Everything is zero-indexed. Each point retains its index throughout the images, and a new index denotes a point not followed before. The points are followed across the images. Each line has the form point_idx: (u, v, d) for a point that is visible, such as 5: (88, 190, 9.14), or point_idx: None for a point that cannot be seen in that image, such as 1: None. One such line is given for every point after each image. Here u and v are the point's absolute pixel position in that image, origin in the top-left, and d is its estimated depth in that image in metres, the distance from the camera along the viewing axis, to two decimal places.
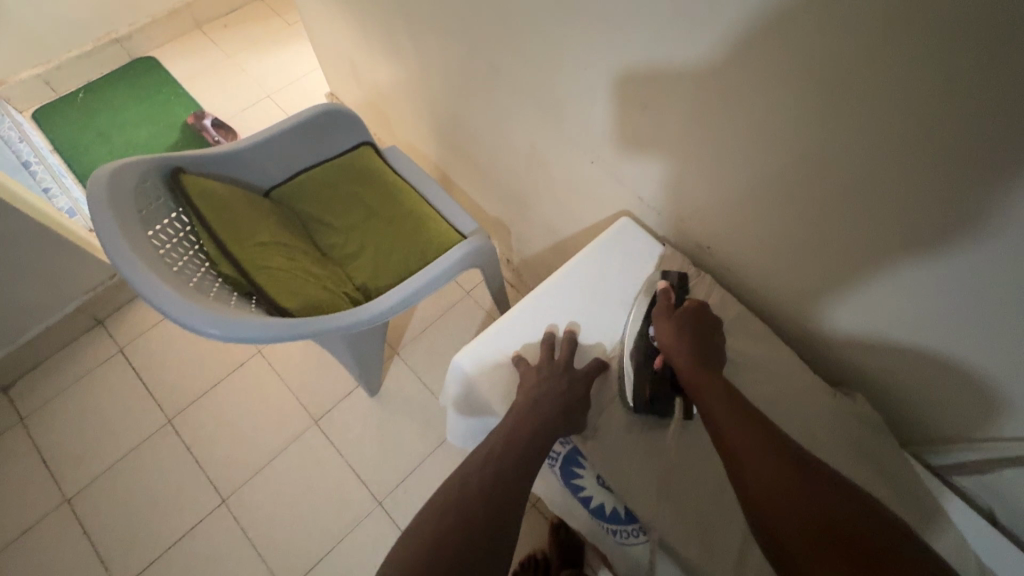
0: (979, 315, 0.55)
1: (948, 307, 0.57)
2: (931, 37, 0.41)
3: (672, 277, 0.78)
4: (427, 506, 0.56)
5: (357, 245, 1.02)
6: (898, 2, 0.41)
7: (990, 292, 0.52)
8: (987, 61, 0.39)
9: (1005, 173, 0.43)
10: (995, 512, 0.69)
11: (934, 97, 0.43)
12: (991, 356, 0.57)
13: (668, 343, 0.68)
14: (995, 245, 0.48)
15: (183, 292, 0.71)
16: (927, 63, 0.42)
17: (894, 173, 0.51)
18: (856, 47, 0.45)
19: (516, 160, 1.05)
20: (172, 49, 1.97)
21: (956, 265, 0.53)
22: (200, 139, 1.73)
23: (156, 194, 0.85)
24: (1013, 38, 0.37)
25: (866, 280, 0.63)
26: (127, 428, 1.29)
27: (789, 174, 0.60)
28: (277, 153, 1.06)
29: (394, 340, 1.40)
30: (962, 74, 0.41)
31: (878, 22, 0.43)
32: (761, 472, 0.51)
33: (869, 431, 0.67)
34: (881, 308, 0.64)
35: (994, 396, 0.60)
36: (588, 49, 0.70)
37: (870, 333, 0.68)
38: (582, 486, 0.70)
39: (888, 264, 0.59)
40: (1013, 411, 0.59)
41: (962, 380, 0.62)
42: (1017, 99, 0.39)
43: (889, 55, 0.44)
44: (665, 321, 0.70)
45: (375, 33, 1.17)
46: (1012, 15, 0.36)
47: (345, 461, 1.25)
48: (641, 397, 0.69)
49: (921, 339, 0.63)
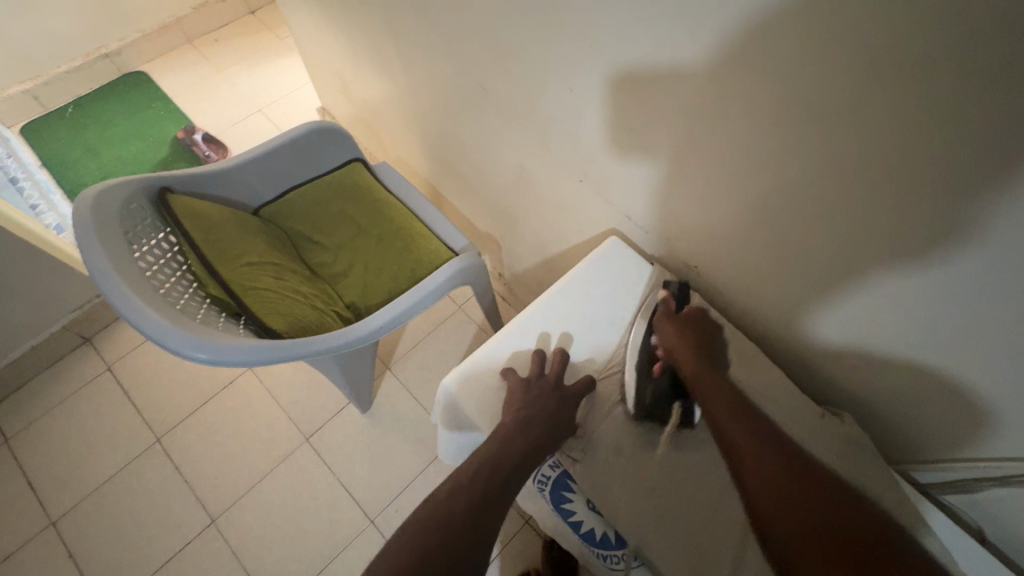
0: (968, 331, 0.55)
1: (936, 322, 0.57)
2: (907, 63, 0.42)
3: (674, 286, 0.78)
4: (408, 520, 0.54)
5: (346, 264, 1.02)
6: (873, 31, 0.42)
7: (980, 309, 0.52)
8: (959, 87, 0.40)
9: (981, 193, 0.45)
10: (984, 529, 0.70)
11: (912, 120, 0.45)
12: (981, 375, 0.57)
13: (670, 346, 0.70)
14: (982, 263, 0.49)
15: (167, 316, 0.70)
16: (905, 88, 0.43)
17: (876, 193, 0.52)
18: (833, 73, 0.47)
19: (505, 177, 1.06)
20: (162, 64, 1.97)
21: (944, 282, 0.53)
22: (190, 153, 1.72)
23: (143, 216, 0.84)
24: (981, 64, 0.38)
25: (855, 296, 0.63)
26: (114, 448, 1.27)
27: (774, 195, 0.61)
28: (267, 172, 1.06)
29: (386, 356, 1.40)
30: (935, 99, 0.42)
31: (853, 49, 0.44)
32: (761, 467, 0.53)
33: (858, 450, 0.67)
34: (869, 322, 0.64)
35: (982, 414, 0.60)
36: (576, 71, 0.71)
37: (858, 349, 0.68)
38: (572, 511, 0.70)
39: (877, 280, 0.59)
40: (1005, 431, 0.59)
41: (950, 396, 0.62)
42: (988, 122, 0.41)
43: (865, 80, 0.45)
44: (666, 325, 0.73)
45: (364, 50, 1.17)
46: (980, 45, 0.38)
47: (336, 478, 1.24)
48: (641, 403, 0.70)
49: (910, 355, 0.63)
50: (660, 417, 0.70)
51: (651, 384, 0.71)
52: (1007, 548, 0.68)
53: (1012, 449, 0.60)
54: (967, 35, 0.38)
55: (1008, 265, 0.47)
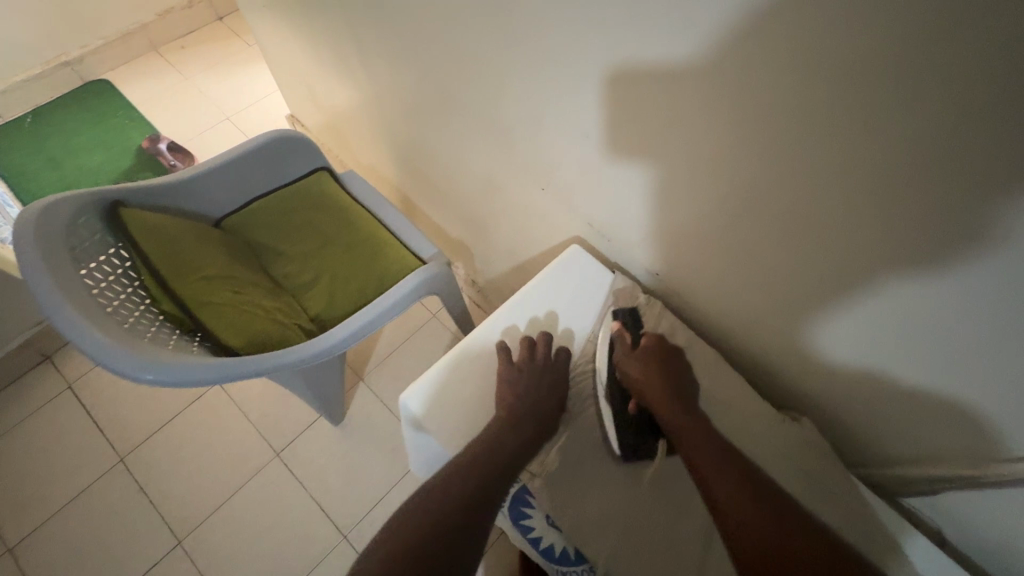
0: (978, 348, 0.51)
1: (949, 335, 0.53)
2: (834, 75, 0.43)
3: (623, 314, 0.77)
4: (375, 547, 0.53)
5: (312, 274, 1.00)
6: (800, 43, 0.43)
7: (995, 325, 0.48)
8: (884, 96, 0.42)
9: (914, 198, 0.45)
10: (944, 531, 0.70)
11: (845, 130, 0.46)
12: (967, 391, 0.55)
13: (640, 386, 0.69)
14: (967, 275, 0.47)
15: (116, 337, 0.68)
16: (836, 98, 0.44)
17: (820, 199, 0.52)
18: (767, 83, 0.47)
19: (472, 184, 1.05)
20: (127, 71, 1.93)
21: (953, 296, 0.49)
22: (156, 162, 1.68)
23: (91, 231, 0.81)
24: (901, 74, 0.40)
25: (859, 298, 0.58)
26: (76, 469, 1.23)
27: (725, 204, 0.61)
28: (227, 182, 1.04)
29: (359, 366, 1.38)
30: (862, 108, 0.43)
31: (785, 58, 0.45)
32: (725, 489, 0.55)
33: (818, 454, 0.67)
34: (875, 328, 0.59)
35: (983, 433, 0.57)
36: (533, 79, 0.71)
37: (857, 353, 0.63)
38: (532, 527, 0.69)
39: (879, 285, 0.55)
40: (1003, 451, 0.57)
41: (943, 409, 0.59)
42: (911, 129, 0.42)
43: (799, 90, 0.46)
44: (631, 362, 0.71)
45: (328, 56, 1.15)
46: (896, 55, 0.39)
47: (308, 493, 1.21)
48: (626, 445, 0.68)
49: (915, 367, 0.58)
50: (649, 454, 0.67)
51: (629, 427, 0.69)
52: (967, 547, 0.69)
53: (984, 459, 0.59)
54: (889, 44, 0.39)
55: (1003, 281, 0.45)
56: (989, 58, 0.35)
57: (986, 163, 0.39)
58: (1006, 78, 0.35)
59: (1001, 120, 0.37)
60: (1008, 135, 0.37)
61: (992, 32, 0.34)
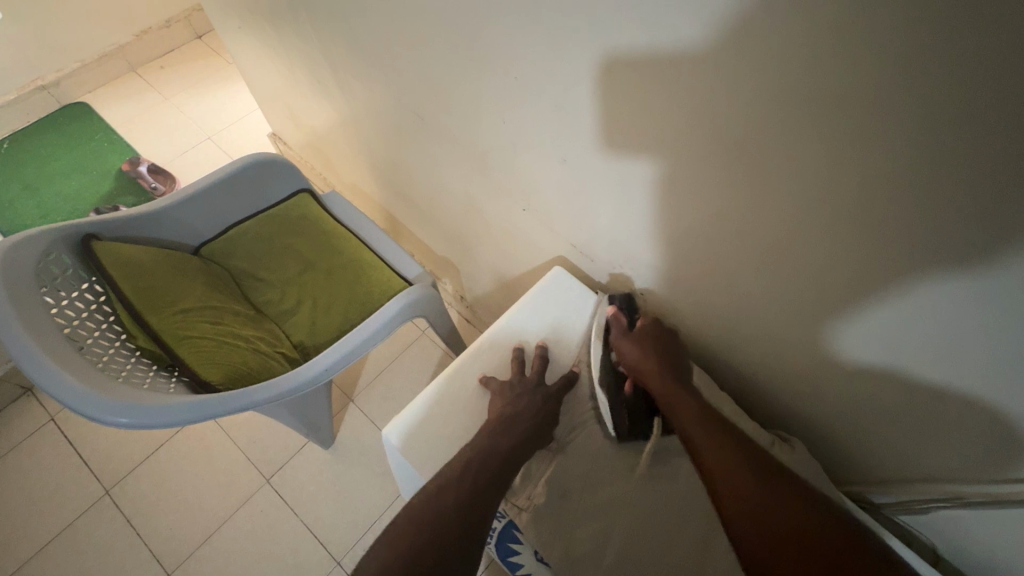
0: (1004, 358, 0.47)
1: (975, 342, 0.48)
2: (799, 105, 0.43)
3: (618, 299, 0.78)
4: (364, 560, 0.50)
5: (294, 300, 0.98)
6: (761, 74, 0.43)
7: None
8: (849, 126, 0.41)
9: (889, 222, 0.45)
10: (938, 547, 0.70)
11: (814, 158, 0.45)
12: (955, 411, 0.55)
13: (636, 365, 0.71)
14: (950, 298, 0.46)
15: (87, 379, 0.66)
16: (803, 125, 0.44)
17: (798, 222, 0.51)
18: (734, 112, 0.47)
19: (453, 203, 1.04)
20: (104, 94, 1.91)
21: (951, 313, 0.47)
22: (136, 186, 1.66)
23: (63, 266, 0.79)
24: (864, 105, 0.39)
25: (866, 308, 0.54)
26: (60, 505, 1.20)
27: (703, 227, 0.61)
28: (206, 209, 1.02)
29: (348, 387, 1.36)
30: (829, 137, 0.43)
31: (748, 87, 0.45)
32: (736, 497, 0.52)
33: (809, 474, 0.66)
34: (889, 332, 0.54)
35: (993, 446, 0.54)
36: (505, 102, 0.70)
37: (870, 355, 0.58)
38: (519, 562, 0.69)
39: (868, 301, 0.53)
40: (1010, 465, 0.54)
41: (942, 425, 0.57)
42: (878, 157, 0.41)
43: (766, 119, 0.46)
44: (626, 343, 0.73)
45: (304, 77, 1.14)
46: (857, 87, 0.39)
47: (299, 521, 1.19)
48: (623, 424, 0.70)
49: (933, 370, 0.53)
50: (644, 434, 0.70)
51: (625, 406, 0.71)
52: (963, 560, 0.68)
53: (980, 474, 0.58)
54: (850, 75, 0.38)
55: (985, 303, 0.44)
56: (963, 92, 0.34)
57: (958, 190, 0.39)
58: (982, 110, 0.34)
59: (977, 153, 0.36)
60: (986, 166, 0.36)
61: (965, 66, 0.33)
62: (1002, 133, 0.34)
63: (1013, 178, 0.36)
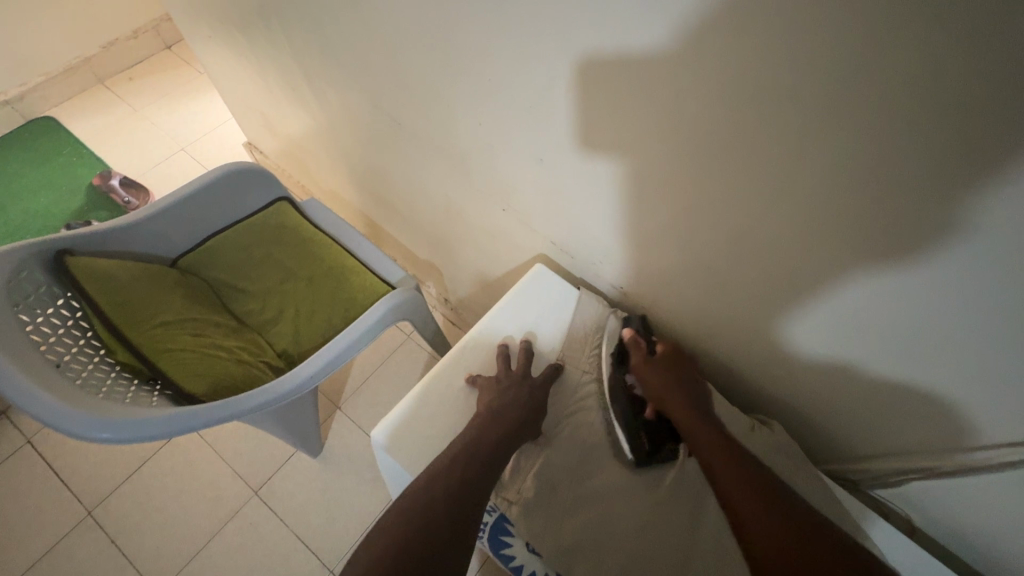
0: (954, 338, 0.50)
1: (927, 324, 0.51)
2: (760, 97, 0.44)
3: (636, 322, 0.79)
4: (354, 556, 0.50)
5: (276, 310, 0.98)
6: (723, 71, 0.45)
7: (967, 316, 0.47)
8: (808, 119, 0.43)
9: (850, 208, 0.47)
10: (914, 519, 0.72)
11: (776, 150, 0.47)
12: (917, 386, 0.58)
13: (659, 393, 0.70)
14: (905, 280, 0.49)
15: (65, 396, 0.65)
16: (764, 118, 0.46)
17: (765, 211, 0.53)
18: (698, 109, 0.49)
19: (432, 206, 1.04)
20: (71, 107, 1.87)
21: (905, 292, 0.50)
22: (108, 200, 1.63)
23: (37, 283, 0.78)
24: (819, 96, 0.41)
25: (823, 298, 0.57)
26: (40, 528, 1.17)
27: (680, 221, 0.62)
28: (183, 221, 1.01)
29: (334, 395, 1.35)
30: (789, 129, 0.45)
31: (711, 84, 0.46)
32: (750, 514, 0.53)
33: (789, 455, 0.69)
34: (844, 321, 0.58)
35: (953, 419, 0.57)
36: (480, 105, 0.71)
37: (829, 346, 0.62)
38: (513, 554, 0.70)
39: (827, 287, 0.56)
40: (966, 434, 0.57)
41: (908, 403, 0.60)
42: (835, 146, 0.43)
43: (729, 115, 0.47)
44: (649, 370, 0.72)
45: (278, 85, 1.14)
46: (812, 78, 0.41)
47: (290, 531, 1.18)
48: (641, 449, 0.69)
49: (895, 358, 0.57)
50: (664, 459, 0.70)
51: (644, 432, 0.70)
52: (937, 531, 0.71)
53: (947, 446, 0.60)
54: (805, 67, 0.40)
55: (934, 283, 0.47)
56: (905, 85, 0.37)
57: (909, 176, 0.41)
58: (925, 99, 0.37)
59: (923, 141, 0.39)
60: (933, 152, 0.39)
61: (906, 62, 0.36)
62: (944, 122, 0.37)
63: (958, 163, 0.38)
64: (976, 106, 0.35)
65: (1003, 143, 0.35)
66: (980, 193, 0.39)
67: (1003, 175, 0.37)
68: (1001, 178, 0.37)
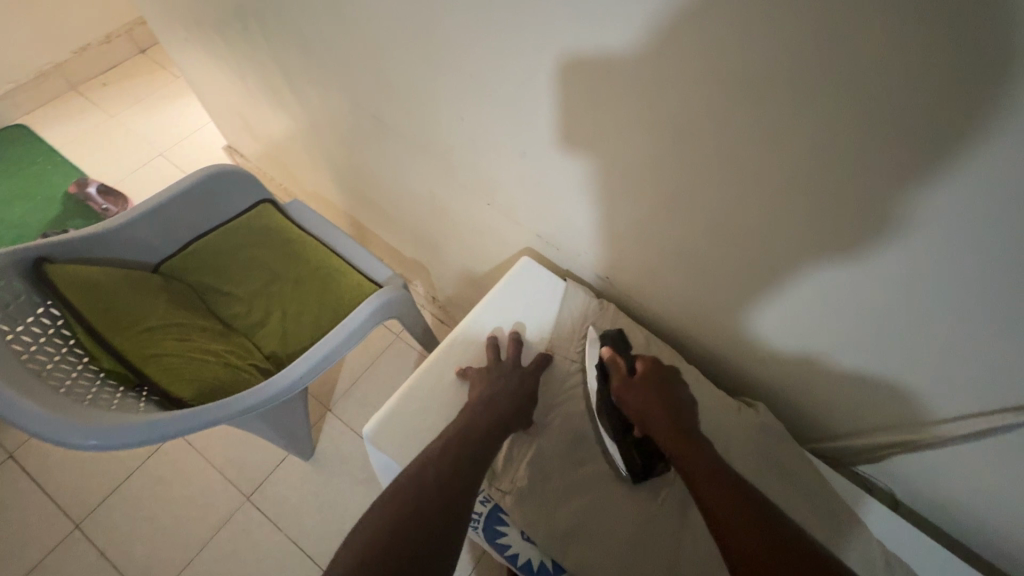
0: (913, 317, 0.53)
1: (888, 305, 0.53)
2: (735, 85, 0.45)
3: (612, 337, 0.77)
4: (344, 548, 0.50)
5: (262, 313, 0.97)
6: (697, 60, 0.45)
7: (924, 295, 0.50)
8: (781, 105, 0.44)
9: (824, 192, 0.48)
10: (896, 493, 0.74)
11: (752, 136, 0.48)
12: (890, 364, 0.60)
13: (640, 414, 0.67)
14: (869, 262, 0.51)
15: (50, 404, 0.64)
16: (739, 105, 0.46)
17: (744, 198, 0.54)
18: (675, 98, 0.50)
19: (417, 204, 1.05)
20: (44, 115, 1.83)
21: (867, 273, 0.52)
22: (86, 209, 1.60)
23: (15, 292, 0.77)
24: (791, 81, 0.42)
25: (792, 282, 0.60)
26: (26, 544, 1.15)
27: (662, 209, 0.62)
28: (164, 225, 1.00)
29: (324, 398, 1.34)
30: (764, 115, 0.46)
31: (686, 74, 0.47)
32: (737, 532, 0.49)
33: (775, 436, 0.70)
34: (811, 305, 0.60)
35: (922, 393, 0.60)
36: (461, 100, 0.71)
37: (797, 329, 0.65)
38: (507, 544, 0.68)
39: (796, 271, 0.58)
40: (935, 407, 0.60)
41: (878, 380, 0.63)
42: (808, 131, 0.44)
43: (706, 103, 0.48)
44: (628, 390, 0.69)
45: (257, 86, 1.13)
46: (784, 65, 0.41)
47: (284, 535, 1.17)
48: (635, 466, 0.68)
49: (860, 337, 0.60)
50: (659, 472, 0.68)
51: (635, 447, 0.69)
52: (919, 504, 0.73)
53: (917, 419, 0.63)
54: (776, 53, 0.41)
55: (895, 264, 0.49)
56: (872, 69, 0.38)
57: (879, 158, 0.42)
58: (891, 81, 0.38)
59: (890, 125, 0.40)
60: (900, 134, 0.40)
61: (870, 50, 0.37)
62: (910, 104, 0.38)
63: (923, 143, 0.40)
64: (939, 87, 0.36)
65: (963, 122, 0.37)
66: (944, 174, 0.40)
67: (965, 154, 0.39)
68: (963, 157, 0.39)
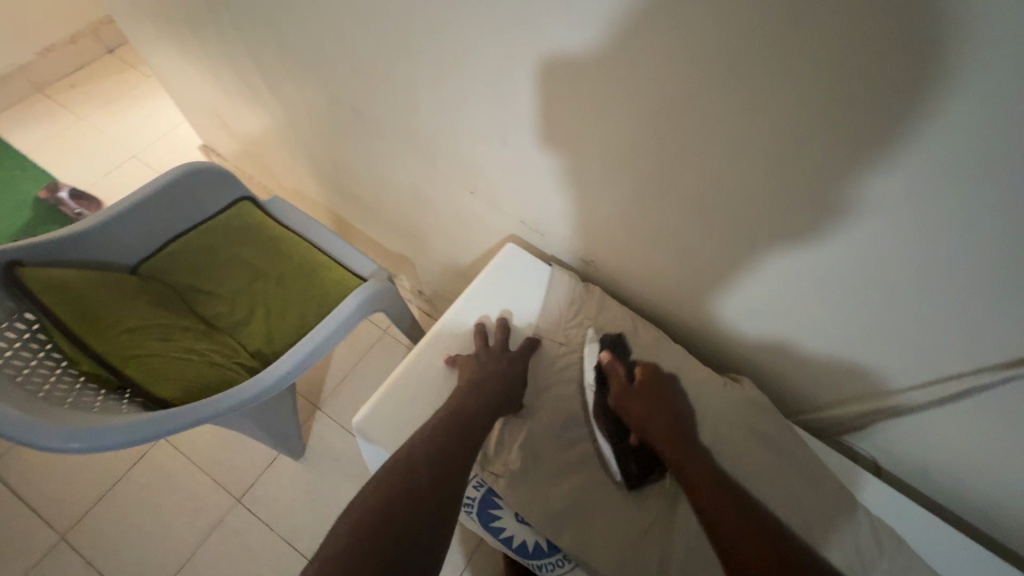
0: (883, 288, 0.54)
1: (857, 277, 0.55)
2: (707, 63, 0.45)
3: (607, 343, 0.76)
4: (337, 530, 0.50)
5: (245, 311, 0.96)
6: (669, 38, 0.45)
7: (893, 265, 0.51)
8: (753, 81, 0.44)
9: (797, 167, 0.48)
10: (879, 461, 0.76)
11: (726, 115, 0.48)
12: (865, 335, 0.61)
13: (641, 423, 0.68)
14: (838, 235, 0.52)
15: (27, 408, 0.62)
16: (712, 83, 0.47)
17: (721, 177, 0.54)
18: (650, 78, 0.50)
19: (399, 196, 1.04)
20: (8, 119, 1.77)
21: (837, 247, 0.53)
22: (58, 214, 1.56)
23: None
24: (762, 57, 0.42)
25: (764, 259, 0.61)
26: (10, 557, 1.12)
27: (642, 191, 0.63)
28: (139, 226, 0.98)
29: (313, 395, 1.33)
30: (737, 93, 0.46)
31: (659, 52, 0.47)
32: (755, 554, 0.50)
33: (760, 411, 0.71)
34: (784, 280, 0.61)
35: (893, 362, 0.62)
36: (438, 88, 0.71)
37: (772, 305, 0.66)
38: (502, 527, 0.68)
39: (769, 248, 0.59)
40: (908, 375, 0.62)
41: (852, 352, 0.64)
42: (780, 107, 0.45)
43: (679, 82, 0.48)
44: (630, 399, 0.70)
45: (231, 81, 1.11)
46: (754, 41, 0.42)
47: (277, 535, 1.16)
48: (630, 477, 0.67)
49: (832, 311, 0.61)
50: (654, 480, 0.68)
51: (631, 457, 0.68)
52: (901, 470, 0.75)
53: (891, 388, 0.65)
54: (747, 30, 0.41)
55: (864, 237, 0.50)
56: (839, 41, 0.38)
57: (849, 131, 0.43)
58: (858, 54, 0.38)
59: (859, 97, 0.40)
60: (868, 106, 0.41)
61: (839, 23, 0.37)
62: (877, 75, 0.38)
63: (890, 115, 0.40)
64: (904, 57, 0.37)
65: (928, 91, 0.38)
66: (911, 144, 0.41)
67: (932, 124, 0.39)
68: (931, 130, 0.40)
